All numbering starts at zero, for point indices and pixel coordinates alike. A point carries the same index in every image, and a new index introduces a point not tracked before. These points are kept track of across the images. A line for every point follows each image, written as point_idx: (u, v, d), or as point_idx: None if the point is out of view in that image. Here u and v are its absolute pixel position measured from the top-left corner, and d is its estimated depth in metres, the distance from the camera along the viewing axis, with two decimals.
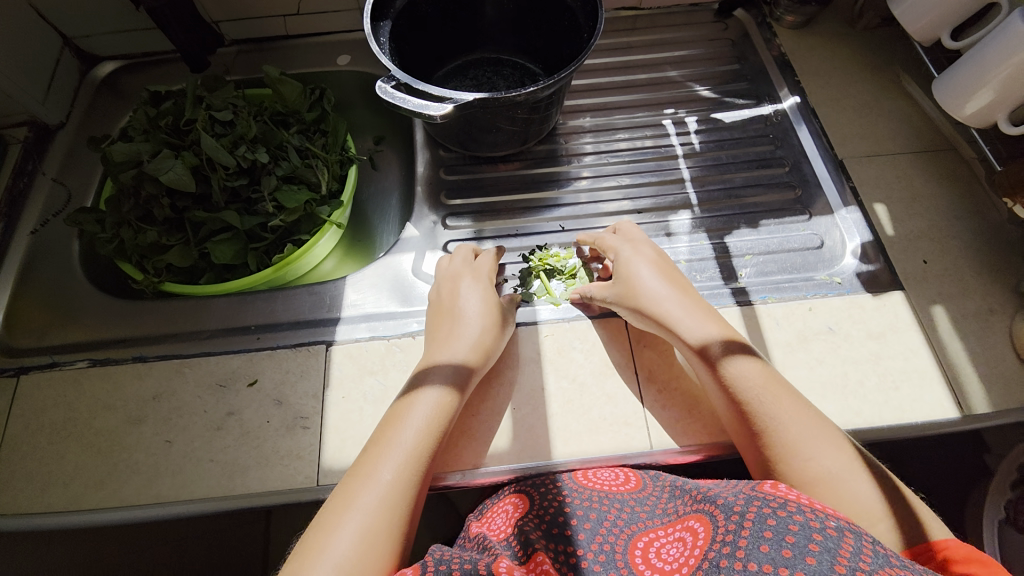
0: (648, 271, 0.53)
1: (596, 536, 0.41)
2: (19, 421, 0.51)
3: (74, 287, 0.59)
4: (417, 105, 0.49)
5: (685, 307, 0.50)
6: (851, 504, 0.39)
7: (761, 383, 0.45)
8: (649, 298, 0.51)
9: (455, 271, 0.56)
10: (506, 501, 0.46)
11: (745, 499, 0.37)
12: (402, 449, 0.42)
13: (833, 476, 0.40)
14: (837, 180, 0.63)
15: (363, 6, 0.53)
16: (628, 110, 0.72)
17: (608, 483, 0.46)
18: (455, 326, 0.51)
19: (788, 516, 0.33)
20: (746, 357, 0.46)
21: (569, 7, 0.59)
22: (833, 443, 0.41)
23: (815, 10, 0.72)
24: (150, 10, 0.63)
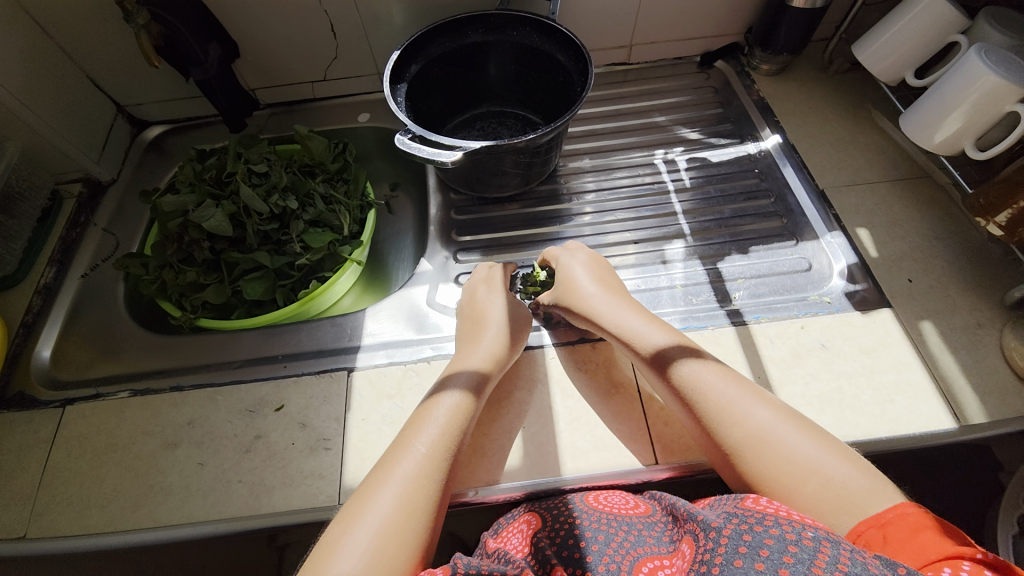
0: (581, 274, 0.60)
1: (604, 557, 0.42)
2: (62, 448, 0.54)
3: (119, 324, 0.65)
4: (431, 153, 0.55)
5: (613, 305, 0.56)
6: (784, 458, 0.43)
7: (700, 370, 0.49)
8: (580, 296, 0.57)
9: (472, 284, 0.62)
10: (520, 520, 0.48)
11: (726, 518, 0.39)
12: (436, 423, 0.48)
13: (766, 439, 0.44)
14: (820, 209, 0.68)
15: (383, 72, 0.61)
16: (623, 152, 0.78)
17: (618, 507, 0.47)
18: (476, 331, 0.56)
19: (763, 530, 0.36)
20: (688, 354, 0.51)
21: (563, 66, 0.66)
22: (759, 407, 0.46)
23: (788, 58, 0.80)
24: (199, 82, 0.72)
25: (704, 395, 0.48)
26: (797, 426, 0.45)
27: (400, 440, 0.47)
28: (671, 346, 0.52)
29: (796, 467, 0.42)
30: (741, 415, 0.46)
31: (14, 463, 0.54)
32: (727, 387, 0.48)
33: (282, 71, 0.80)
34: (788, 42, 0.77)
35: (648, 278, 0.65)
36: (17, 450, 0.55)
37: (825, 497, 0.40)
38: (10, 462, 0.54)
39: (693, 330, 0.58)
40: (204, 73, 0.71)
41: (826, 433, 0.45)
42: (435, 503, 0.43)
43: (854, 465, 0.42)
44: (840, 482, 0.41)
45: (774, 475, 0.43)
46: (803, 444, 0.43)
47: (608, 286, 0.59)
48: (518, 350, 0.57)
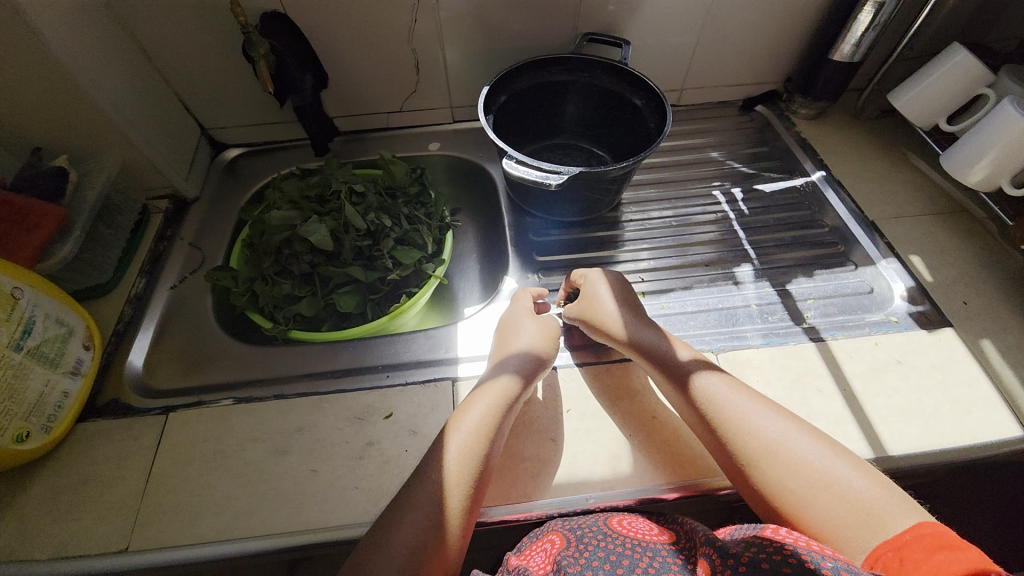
0: (606, 293, 0.63)
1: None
2: (168, 456, 0.54)
3: (211, 336, 0.66)
4: (540, 176, 0.61)
5: (637, 323, 0.60)
6: (797, 468, 0.47)
7: (719, 388, 0.54)
8: (604, 313, 0.61)
9: (515, 307, 0.64)
10: (545, 540, 0.49)
11: (744, 547, 0.41)
12: (457, 450, 0.49)
13: (781, 450, 0.49)
14: (873, 238, 0.74)
15: (478, 101, 0.67)
16: (682, 183, 0.85)
17: (642, 533, 0.48)
18: (506, 344, 0.59)
19: (782, 559, 0.38)
20: (709, 372, 0.55)
21: (637, 106, 0.72)
22: (774, 420, 0.51)
23: (825, 104, 0.89)
24: (297, 108, 0.76)
25: (719, 409, 0.52)
26: (813, 438, 0.49)
27: (436, 453, 0.50)
28: (692, 366, 0.56)
29: (812, 477, 0.47)
30: (756, 427, 0.50)
31: (113, 470, 0.53)
32: (745, 401, 0.52)
33: (362, 101, 0.86)
34: (827, 90, 0.86)
35: (724, 297, 0.68)
36: (117, 456, 0.54)
37: (840, 506, 0.45)
38: (109, 470, 0.53)
39: (777, 345, 0.61)
40: (302, 99, 0.76)
41: (836, 445, 0.50)
42: (464, 504, 0.47)
43: (866, 476, 0.46)
44: (855, 490, 0.45)
45: (790, 484, 0.47)
46: (818, 455, 0.48)
47: (630, 305, 0.62)
48: (552, 351, 0.60)
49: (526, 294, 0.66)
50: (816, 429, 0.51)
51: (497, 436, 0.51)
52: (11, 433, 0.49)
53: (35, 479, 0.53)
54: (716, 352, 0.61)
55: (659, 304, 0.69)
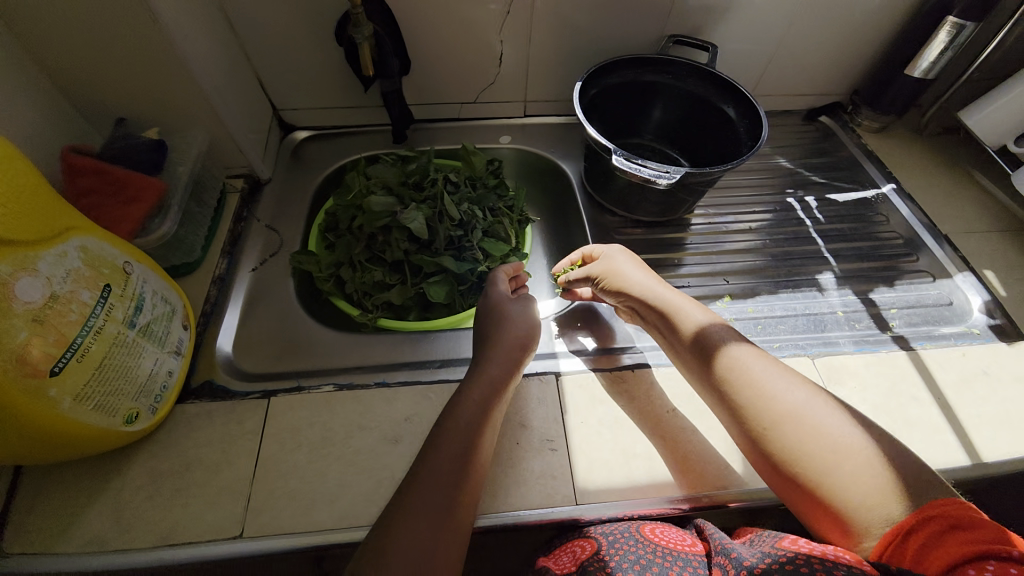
0: (624, 258, 0.62)
1: None
2: (276, 441, 0.53)
3: (301, 322, 0.65)
4: (652, 172, 0.62)
5: (658, 286, 0.59)
6: (819, 435, 0.45)
7: (739, 352, 0.52)
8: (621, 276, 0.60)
9: (495, 287, 0.62)
10: (575, 543, 0.49)
11: (758, 557, 0.42)
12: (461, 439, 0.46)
13: (804, 418, 0.46)
14: (946, 252, 0.76)
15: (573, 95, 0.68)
16: (757, 189, 0.86)
17: (675, 542, 0.47)
18: (499, 324, 0.57)
19: (794, 568, 0.39)
20: (734, 337, 0.53)
21: (727, 112, 0.73)
22: (798, 389, 0.48)
23: (892, 118, 0.90)
24: (383, 94, 0.75)
25: (741, 374, 0.50)
26: (836, 408, 0.47)
27: (436, 439, 0.47)
28: (714, 330, 0.54)
29: (834, 446, 0.44)
30: (776, 393, 0.48)
31: (218, 455, 0.52)
32: (769, 367, 0.50)
33: (439, 90, 0.85)
34: (895, 104, 0.88)
35: (809, 303, 0.70)
36: (221, 441, 0.53)
37: (863, 477, 0.43)
38: (214, 454, 0.52)
39: (869, 352, 0.63)
40: (390, 85, 0.74)
41: (859, 415, 0.48)
42: (467, 493, 0.45)
43: (892, 448, 0.44)
44: (881, 463, 0.43)
45: (812, 455, 0.45)
46: (842, 425, 0.46)
47: (648, 272, 0.61)
48: (539, 330, 0.59)
49: (499, 274, 0.64)
50: (842, 401, 0.49)
51: (491, 420, 0.49)
52: (123, 414, 0.47)
53: (133, 463, 0.51)
54: (812, 357, 0.62)
55: (746, 307, 0.70)
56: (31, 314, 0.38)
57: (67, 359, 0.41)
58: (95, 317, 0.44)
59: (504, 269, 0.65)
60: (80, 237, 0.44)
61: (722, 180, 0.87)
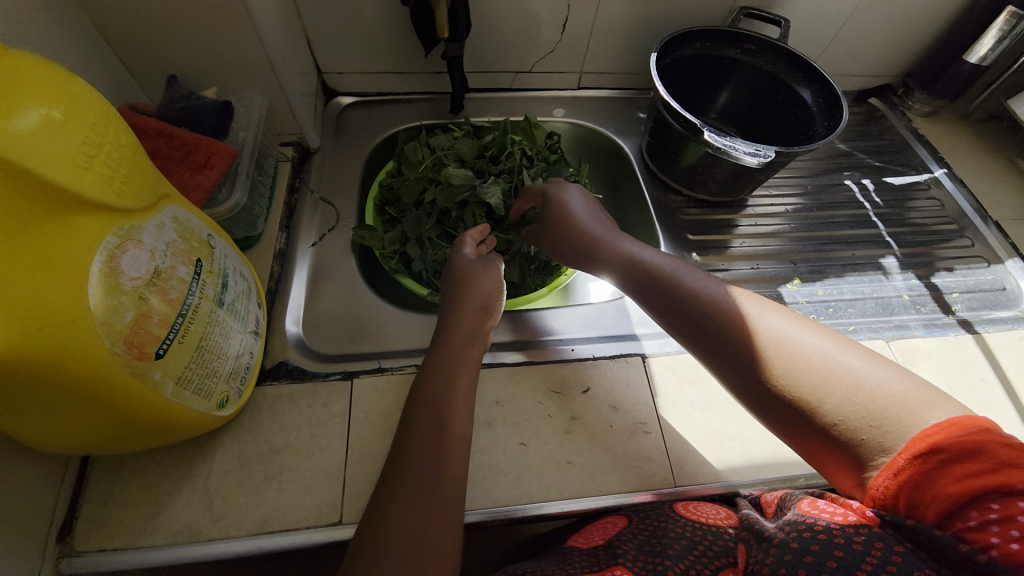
0: (576, 202, 0.60)
1: (684, 556, 0.43)
2: (365, 425, 0.51)
3: (368, 300, 0.62)
4: (745, 151, 0.61)
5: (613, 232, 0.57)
6: (800, 364, 0.42)
7: (708, 287, 0.49)
8: (577, 219, 0.58)
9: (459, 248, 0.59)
10: (607, 520, 0.49)
11: (779, 527, 0.40)
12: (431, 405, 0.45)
13: (783, 348, 0.43)
14: (999, 238, 0.78)
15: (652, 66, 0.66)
16: (815, 170, 0.86)
17: (711, 517, 0.47)
18: (461, 286, 0.54)
19: (812, 537, 0.37)
20: (701, 275, 0.51)
21: (798, 90, 0.72)
22: (769, 319, 0.46)
23: (943, 102, 0.90)
24: (449, 58, 0.71)
25: (714, 310, 0.48)
26: (814, 333, 0.44)
27: (406, 410, 0.46)
28: (682, 269, 0.52)
29: (820, 376, 0.41)
30: (752, 327, 0.45)
31: (307, 440, 0.50)
32: (738, 300, 0.48)
33: (493, 58, 0.80)
34: (949, 89, 0.88)
35: (876, 287, 0.70)
36: (308, 424, 0.51)
37: (853, 406, 0.39)
38: (303, 438, 0.50)
39: (939, 335, 0.64)
40: (455, 50, 0.70)
41: (852, 341, 0.44)
42: (450, 457, 0.43)
43: (886, 369, 0.41)
44: (871, 388, 0.39)
45: (799, 390, 0.41)
46: (825, 350, 0.42)
47: (601, 217, 0.59)
48: (501, 292, 0.55)
49: (465, 239, 0.59)
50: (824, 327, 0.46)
51: (457, 384, 0.47)
52: (217, 398, 0.45)
53: (217, 448, 0.49)
54: (887, 340, 0.63)
55: (815, 290, 0.70)
56: (138, 291, 0.35)
57: (170, 341, 0.38)
58: (192, 296, 0.41)
59: (470, 233, 0.59)
60: (173, 206, 0.41)
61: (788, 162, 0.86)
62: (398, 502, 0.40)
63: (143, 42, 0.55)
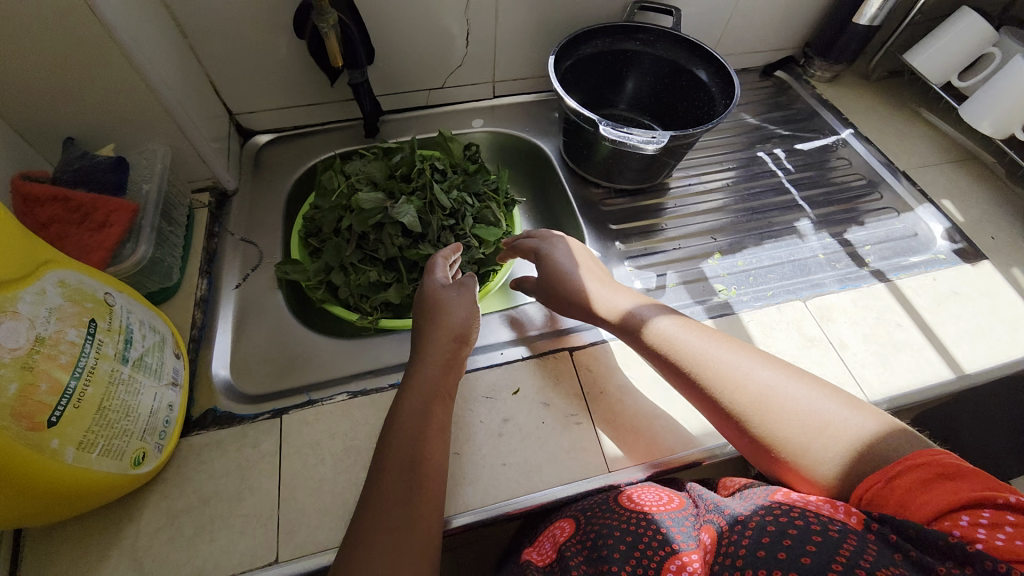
0: (566, 258, 0.61)
1: (630, 558, 0.41)
2: (297, 460, 0.51)
3: (297, 334, 0.62)
4: (640, 139, 0.63)
5: (607, 287, 0.59)
6: (788, 415, 0.45)
7: (698, 341, 0.52)
8: (569, 278, 0.59)
9: (431, 268, 0.59)
10: (556, 526, 0.49)
11: (755, 511, 0.41)
12: (405, 438, 0.45)
13: (770, 398, 0.46)
14: (907, 187, 0.81)
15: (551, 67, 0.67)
16: (728, 147, 0.89)
17: (653, 504, 0.46)
18: (433, 316, 0.54)
19: (789, 522, 0.38)
20: (689, 328, 0.53)
21: (696, 73, 0.74)
22: (758, 370, 0.49)
23: (842, 67, 0.94)
24: (353, 85, 0.72)
25: (705, 366, 0.50)
26: (797, 380, 0.47)
27: (386, 434, 0.46)
28: (671, 324, 0.54)
29: (804, 425, 0.44)
30: (742, 380, 0.48)
31: (239, 483, 0.50)
32: (727, 353, 0.50)
33: (404, 79, 0.82)
34: (845, 53, 0.91)
35: (792, 251, 0.73)
36: (238, 468, 0.51)
37: (836, 449, 0.42)
38: (233, 483, 0.50)
39: (853, 288, 0.67)
40: (358, 77, 0.71)
41: (827, 385, 0.47)
42: (427, 486, 0.44)
43: (861, 413, 0.44)
44: (851, 431, 0.43)
45: (781, 431, 0.45)
46: (808, 398, 0.46)
47: (594, 271, 0.61)
48: (476, 319, 0.55)
49: (437, 261, 0.60)
50: (803, 371, 0.49)
51: (431, 419, 0.47)
52: (131, 456, 0.45)
53: (147, 506, 0.48)
54: (804, 300, 0.66)
55: (736, 261, 0.72)
56: (19, 361, 0.35)
57: (64, 407, 0.38)
58: (86, 357, 0.40)
59: (441, 254, 0.61)
60: (60, 270, 0.41)
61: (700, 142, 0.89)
62: (364, 542, 0.40)
63: (31, 110, 0.55)
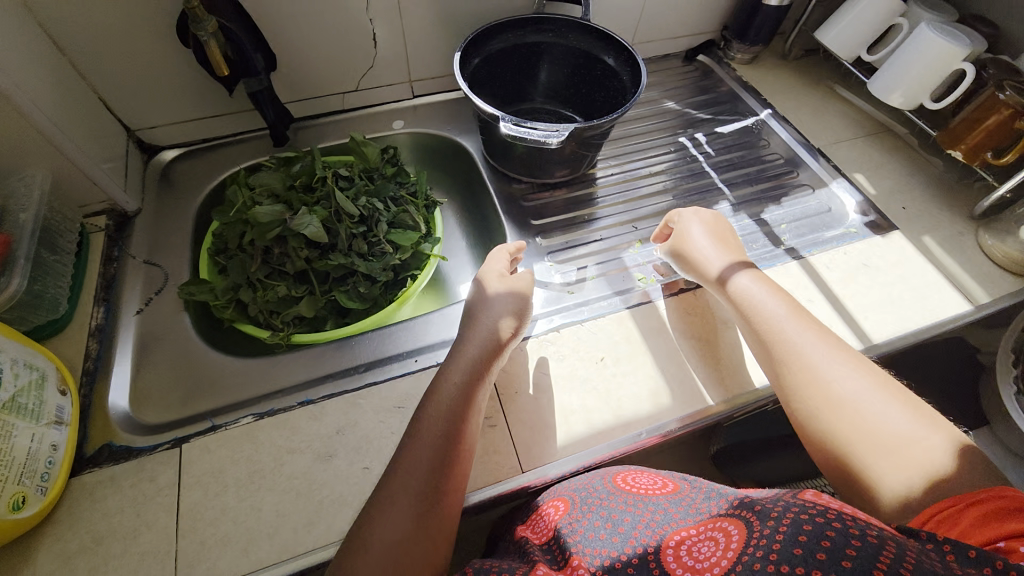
0: (699, 235, 0.66)
1: (631, 535, 0.46)
2: (197, 489, 0.49)
3: (205, 357, 0.60)
4: (541, 134, 0.62)
5: (728, 267, 0.62)
6: (865, 417, 0.49)
7: (807, 332, 0.55)
8: (697, 259, 0.64)
9: (491, 258, 0.65)
10: (551, 505, 0.53)
11: (787, 508, 0.40)
12: (444, 422, 0.49)
13: (851, 398, 0.50)
14: (821, 163, 0.83)
15: (454, 63, 0.66)
16: (650, 134, 0.89)
17: (646, 489, 0.52)
18: (469, 316, 0.59)
19: (825, 522, 0.36)
20: (797, 321, 0.56)
21: (606, 62, 0.74)
22: (854, 374, 0.52)
23: (759, 48, 0.96)
24: (252, 94, 0.69)
25: (802, 356, 0.54)
26: (890, 395, 0.50)
27: (424, 405, 0.51)
28: (783, 314, 0.57)
29: (875, 429, 0.48)
30: (831, 378, 0.52)
31: (134, 520, 0.47)
32: (827, 352, 0.53)
33: (313, 84, 0.79)
34: (760, 35, 0.92)
35: None
36: (134, 504, 0.48)
37: (898, 457, 0.46)
38: (128, 520, 0.47)
39: (767, 268, 0.68)
40: (257, 84, 0.68)
41: (917, 406, 0.50)
42: (452, 479, 0.46)
43: (940, 436, 0.47)
44: (921, 447, 0.46)
45: (851, 427, 0.49)
46: (891, 411, 0.49)
47: (725, 249, 0.65)
48: (516, 333, 0.57)
49: (500, 253, 0.65)
50: (901, 390, 0.51)
51: (469, 425, 0.49)
52: (5, 501, 0.42)
53: (32, 553, 0.46)
54: None
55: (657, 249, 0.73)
56: None
57: None
58: None
59: (506, 248, 0.66)
60: None
61: (620, 130, 0.90)
62: (379, 515, 0.43)
63: None
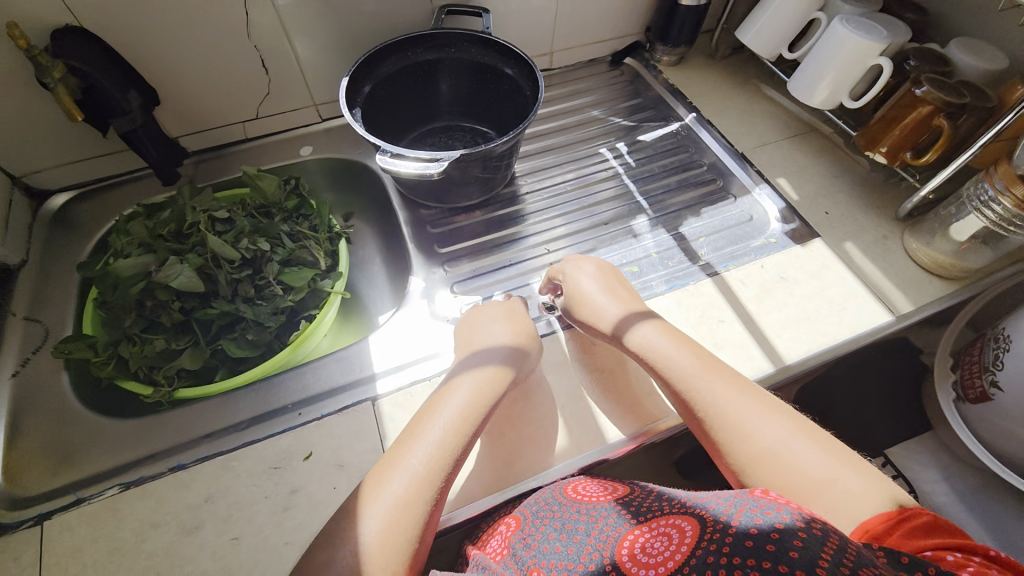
0: (588, 287, 0.62)
1: (585, 546, 0.42)
2: (55, 572, 0.46)
3: (79, 422, 0.56)
4: (419, 167, 0.57)
5: (629, 318, 0.59)
6: (793, 471, 0.45)
7: (716, 386, 0.52)
8: (590, 312, 0.60)
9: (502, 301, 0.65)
10: (501, 524, 0.49)
11: (736, 508, 0.39)
12: (429, 444, 0.49)
13: (772, 451, 0.47)
14: (744, 168, 0.80)
15: (339, 89, 0.62)
16: (570, 147, 0.86)
17: (596, 495, 0.48)
18: (469, 332, 0.60)
19: (776, 518, 0.36)
20: (710, 373, 0.53)
21: (508, 75, 0.71)
22: (771, 422, 0.49)
23: (683, 49, 0.92)
24: (124, 134, 0.65)
25: (718, 412, 0.50)
26: (811, 440, 0.47)
27: (413, 422, 0.52)
28: (697, 368, 0.53)
29: (800, 482, 0.45)
30: (753, 431, 0.48)
31: None
32: (742, 402, 0.50)
33: (208, 116, 0.76)
34: (682, 33, 0.88)
35: (626, 252, 0.72)
36: None
37: (828, 507, 0.43)
38: None
39: (679, 287, 0.66)
40: (127, 124, 0.64)
41: (835, 447, 0.47)
42: (422, 525, 0.45)
43: (863, 478, 0.44)
44: (848, 493, 0.43)
45: (782, 483, 0.45)
46: (815, 457, 0.46)
47: (618, 296, 0.62)
48: (528, 356, 0.58)
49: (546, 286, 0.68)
50: (819, 431, 0.48)
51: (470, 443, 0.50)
52: None
53: None
54: None
55: None
56: None
57: None
58: None
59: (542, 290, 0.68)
60: None
61: (536, 144, 0.86)
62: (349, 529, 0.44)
63: None
